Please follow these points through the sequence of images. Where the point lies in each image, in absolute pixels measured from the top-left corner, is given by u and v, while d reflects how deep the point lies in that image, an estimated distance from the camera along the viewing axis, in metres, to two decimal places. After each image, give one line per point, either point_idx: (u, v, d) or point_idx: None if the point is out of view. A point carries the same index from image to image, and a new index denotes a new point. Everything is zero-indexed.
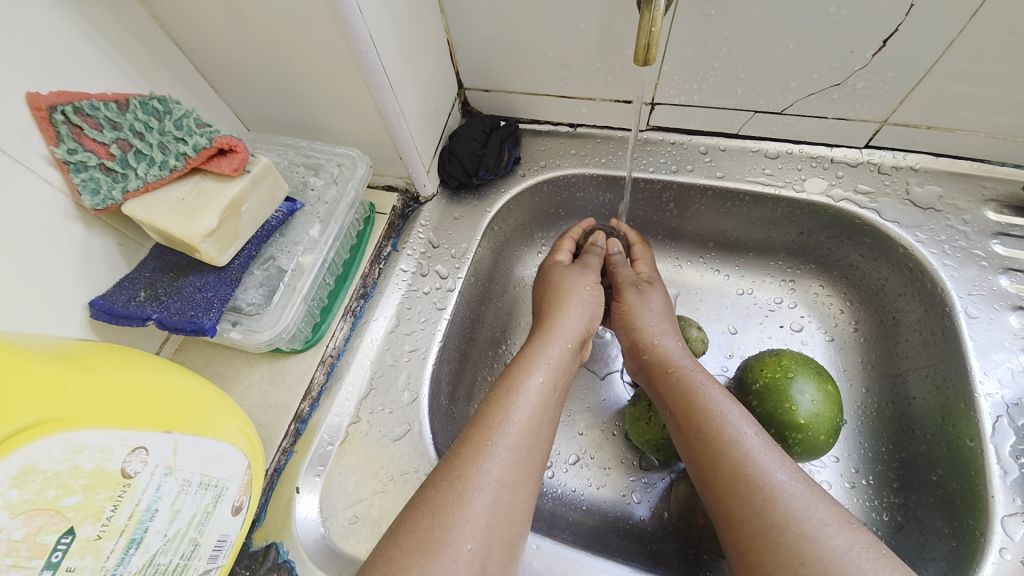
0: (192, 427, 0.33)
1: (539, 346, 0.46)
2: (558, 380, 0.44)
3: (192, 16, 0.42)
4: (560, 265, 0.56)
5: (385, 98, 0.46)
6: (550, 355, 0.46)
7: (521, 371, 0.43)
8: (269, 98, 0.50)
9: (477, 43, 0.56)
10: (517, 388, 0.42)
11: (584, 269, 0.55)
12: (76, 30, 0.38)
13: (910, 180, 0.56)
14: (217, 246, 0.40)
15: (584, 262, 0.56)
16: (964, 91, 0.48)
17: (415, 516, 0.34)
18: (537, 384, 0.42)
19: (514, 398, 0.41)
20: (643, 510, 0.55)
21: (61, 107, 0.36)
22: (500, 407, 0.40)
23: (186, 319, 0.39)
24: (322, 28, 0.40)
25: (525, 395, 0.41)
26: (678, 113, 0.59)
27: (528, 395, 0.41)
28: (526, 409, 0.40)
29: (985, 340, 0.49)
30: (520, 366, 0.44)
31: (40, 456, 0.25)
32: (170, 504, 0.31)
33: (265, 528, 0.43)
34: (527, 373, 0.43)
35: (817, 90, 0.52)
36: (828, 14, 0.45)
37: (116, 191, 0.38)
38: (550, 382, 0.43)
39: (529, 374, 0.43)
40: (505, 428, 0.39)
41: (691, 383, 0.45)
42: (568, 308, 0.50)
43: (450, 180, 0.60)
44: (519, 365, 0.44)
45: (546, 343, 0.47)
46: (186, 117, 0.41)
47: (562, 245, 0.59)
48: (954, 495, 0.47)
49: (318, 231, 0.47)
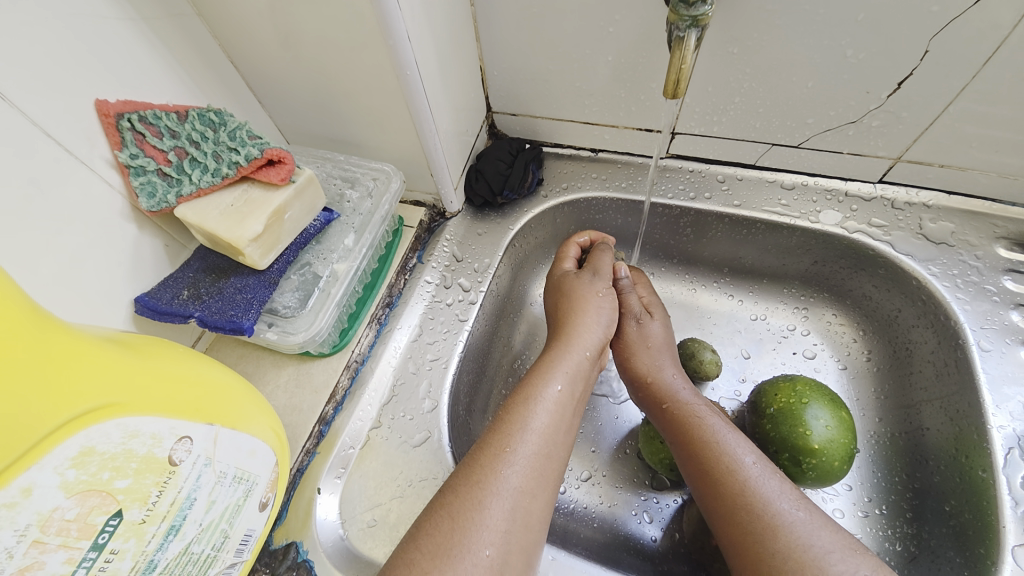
0: (230, 420, 0.35)
1: (557, 356, 0.47)
2: (574, 388, 0.45)
3: (250, 38, 0.46)
4: (570, 275, 0.56)
5: (423, 118, 0.49)
6: (568, 364, 0.46)
7: (538, 380, 0.44)
8: (312, 114, 0.53)
9: (507, 70, 0.59)
10: (535, 395, 0.43)
11: (594, 275, 0.55)
12: (147, 45, 0.41)
13: (922, 216, 0.58)
14: (260, 250, 0.42)
15: (595, 268, 0.55)
16: (977, 132, 0.50)
17: (434, 520, 0.35)
18: (555, 393, 0.43)
19: (533, 406, 0.42)
20: (653, 530, 0.55)
21: (127, 115, 0.39)
22: (518, 415, 0.41)
23: (226, 318, 0.41)
24: (371, 52, 0.43)
25: (543, 402, 0.42)
26: (697, 143, 0.61)
27: (546, 404, 0.42)
28: (544, 418, 0.41)
29: (997, 373, 0.50)
30: (537, 375, 0.45)
31: (100, 439, 0.27)
32: (207, 495, 0.32)
33: (286, 527, 0.44)
34: (545, 382, 0.44)
35: (833, 126, 0.54)
36: (845, 56, 0.47)
37: (171, 194, 0.41)
38: (566, 391, 0.44)
39: (547, 383, 0.44)
40: (522, 436, 0.39)
41: (690, 415, 0.45)
42: (586, 319, 0.50)
43: (475, 198, 0.63)
44: (536, 373, 0.45)
45: (563, 352, 0.47)
46: (239, 129, 0.44)
47: (568, 251, 0.59)
48: (966, 526, 0.47)
49: (353, 240, 0.49)
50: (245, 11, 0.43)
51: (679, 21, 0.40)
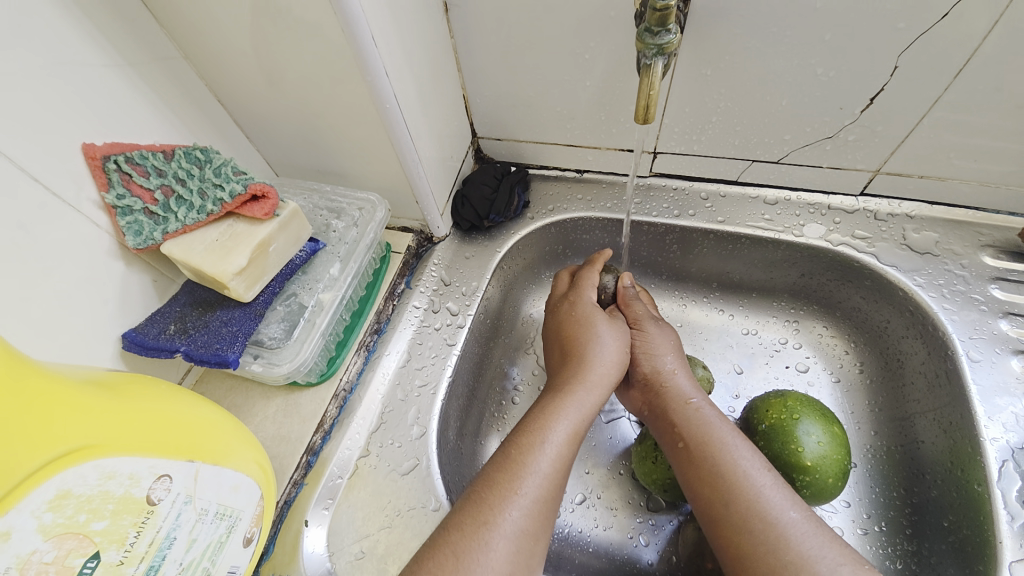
0: (212, 457, 0.35)
1: (561, 394, 0.46)
2: (580, 429, 0.45)
3: (236, 78, 0.47)
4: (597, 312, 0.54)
5: (405, 148, 0.50)
6: (578, 405, 0.45)
7: (545, 422, 0.43)
8: (298, 148, 0.54)
9: (489, 97, 0.60)
10: (541, 437, 0.42)
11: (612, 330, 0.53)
12: (132, 88, 0.42)
13: (906, 226, 0.58)
14: (245, 283, 0.43)
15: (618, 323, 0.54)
16: (955, 142, 0.51)
17: (436, 557, 0.34)
18: (561, 437, 0.43)
19: (541, 448, 0.41)
20: (650, 553, 0.55)
21: (114, 157, 0.40)
22: (526, 455, 0.40)
23: (212, 352, 0.41)
24: (352, 87, 0.44)
25: (549, 445, 0.42)
26: (679, 161, 0.62)
27: (552, 446, 0.42)
28: (551, 461, 0.41)
29: (988, 383, 0.50)
30: (542, 415, 0.44)
31: (76, 481, 0.27)
32: (188, 533, 0.32)
33: (273, 561, 0.43)
34: (552, 422, 0.43)
35: (810, 142, 0.55)
36: (816, 74, 0.48)
37: (157, 232, 0.41)
38: (574, 434, 0.44)
39: (552, 424, 0.43)
40: (531, 478, 0.39)
41: (704, 419, 0.45)
42: (593, 358, 0.49)
43: (462, 222, 0.63)
44: (543, 412, 0.44)
45: (569, 391, 0.46)
46: (224, 166, 0.45)
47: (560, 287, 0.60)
48: (966, 542, 0.46)
49: (338, 269, 0.50)
50: (229, 52, 0.44)
51: (645, 49, 0.42)
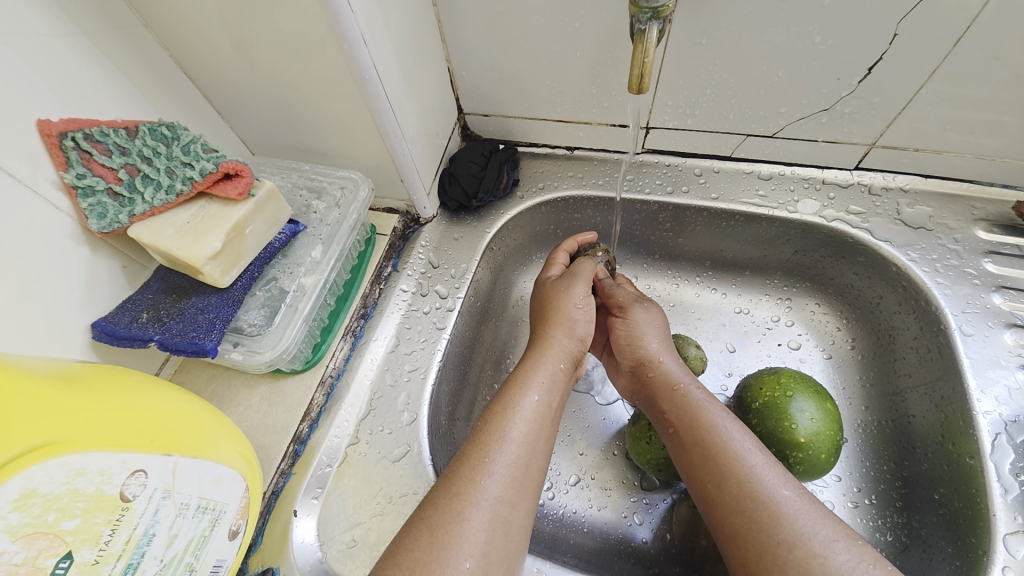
0: (192, 449, 0.33)
1: (531, 364, 0.46)
2: (553, 398, 0.44)
3: (203, 48, 0.44)
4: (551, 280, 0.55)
5: (387, 123, 0.47)
6: (543, 373, 0.45)
7: (516, 390, 0.43)
8: (275, 125, 0.52)
9: (475, 69, 0.58)
10: (512, 405, 0.41)
11: (573, 279, 0.53)
12: (89, 60, 0.39)
13: (900, 201, 0.57)
14: (221, 268, 0.41)
15: (576, 271, 0.54)
16: (953, 114, 0.50)
17: (413, 534, 0.33)
18: (533, 403, 0.42)
19: (511, 415, 0.40)
20: (645, 532, 0.55)
21: (71, 134, 0.37)
22: (497, 424, 0.40)
23: (188, 340, 0.39)
24: (327, 57, 0.42)
25: (521, 411, 0.41)
26: (672, 136, 0.60)
27: (524, 413, 0.41)
28: (522, 427, 0.40)
29: (980, 357, 0.50)
30: (513, 386, 0.43)
31: (42, 479, 0.25)
32: (167, 529, 0.31)
33: (263, 553, 0.43)
34: (524, 390, 0.43)
35: (807, 114, 0.54)
36: (814, 43, 0.46)
37: (123, 214, 0.39)
38: (545, 401, 0.43)
39: (524, 391, 0.43)
40: (502, 445, 0.38)
41: (693, 402, 0.44)
42: (556, 327, 0.49)
43: (449, 202, 0.61)
44: (514, 382, 0.44)
45: (539, 362, 0.46)
46: (193, 143, 0.42)
47: (556, 258, 0.58)
48: (957, 514, 0.47)
49: (320, 252, 0.48)
50: (194, 19, 0.41)
51: (639, 13, 0.40)
